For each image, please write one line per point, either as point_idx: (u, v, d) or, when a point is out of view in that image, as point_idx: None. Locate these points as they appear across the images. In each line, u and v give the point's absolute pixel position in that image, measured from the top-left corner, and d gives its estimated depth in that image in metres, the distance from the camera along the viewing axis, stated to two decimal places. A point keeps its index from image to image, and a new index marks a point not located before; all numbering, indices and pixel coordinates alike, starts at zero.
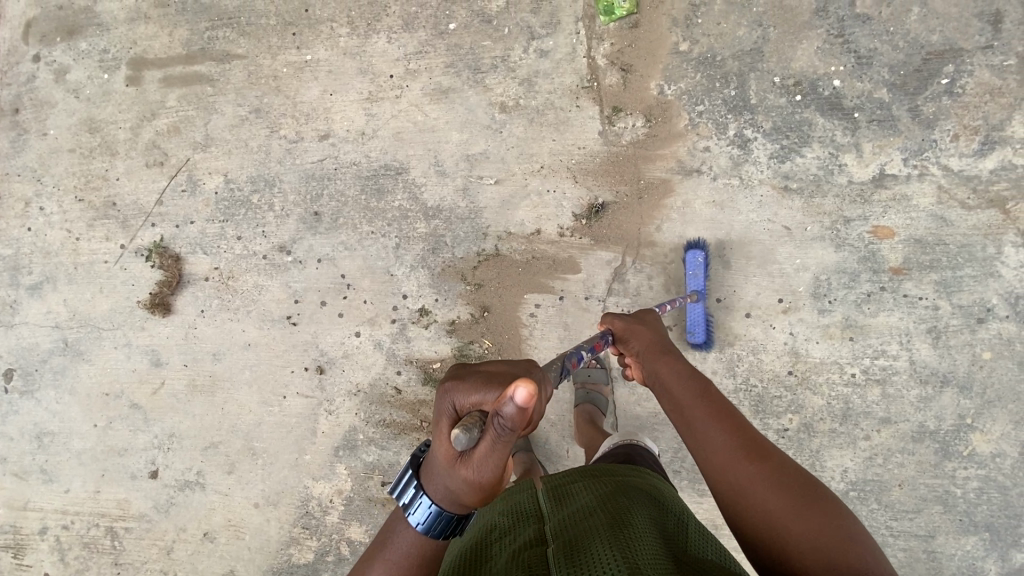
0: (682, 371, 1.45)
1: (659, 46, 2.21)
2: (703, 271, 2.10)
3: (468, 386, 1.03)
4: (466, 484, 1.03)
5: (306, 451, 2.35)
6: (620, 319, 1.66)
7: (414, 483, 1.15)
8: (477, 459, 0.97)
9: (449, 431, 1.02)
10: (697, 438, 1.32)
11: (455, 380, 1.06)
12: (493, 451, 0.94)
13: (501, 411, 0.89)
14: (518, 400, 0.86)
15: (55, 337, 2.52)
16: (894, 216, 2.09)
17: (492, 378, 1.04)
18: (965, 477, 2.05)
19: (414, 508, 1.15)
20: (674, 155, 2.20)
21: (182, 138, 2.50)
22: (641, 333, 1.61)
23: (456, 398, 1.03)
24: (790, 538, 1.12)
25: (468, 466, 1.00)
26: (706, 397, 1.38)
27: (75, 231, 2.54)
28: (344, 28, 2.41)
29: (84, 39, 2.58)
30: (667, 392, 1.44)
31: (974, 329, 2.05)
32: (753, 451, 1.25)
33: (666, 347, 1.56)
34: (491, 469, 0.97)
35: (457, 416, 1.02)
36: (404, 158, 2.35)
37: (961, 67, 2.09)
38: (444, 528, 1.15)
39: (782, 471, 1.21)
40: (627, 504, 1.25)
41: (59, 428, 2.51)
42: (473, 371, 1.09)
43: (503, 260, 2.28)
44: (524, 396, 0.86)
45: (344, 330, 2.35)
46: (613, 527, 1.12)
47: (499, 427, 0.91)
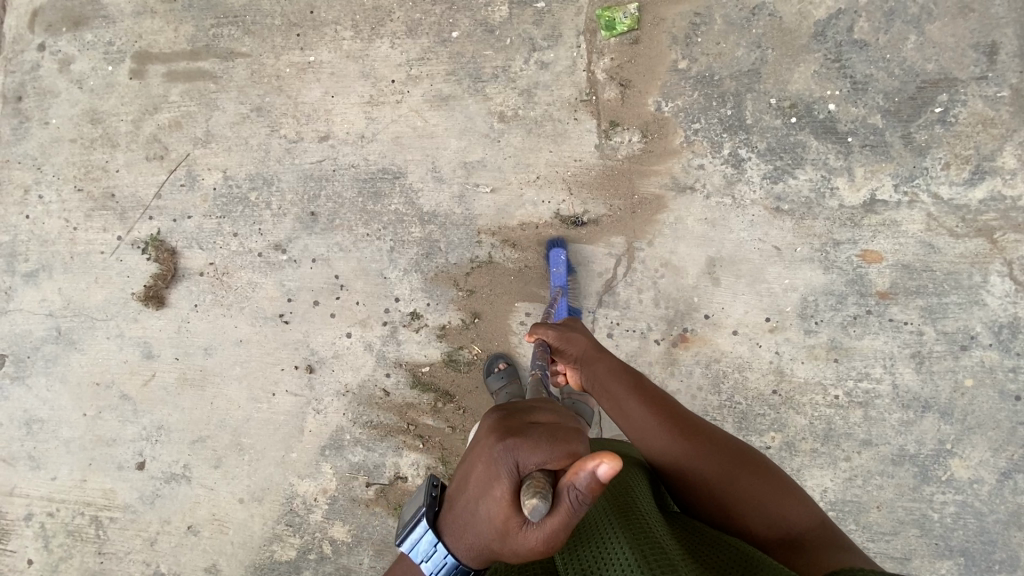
0: (615, 367, 1.49)
1: (658, 63, 2.25)
2: (565, 267, 2.17)
3: (531, 441, 0.89)
4: (526, 552, 0.88)
5: (292, 450, 2.37)
6: (554, 329, 1.64)
7: (433, 538, 1.08)
8: (549, 530, 0.83)
9: (507, 494, 0.88)
10: (638, 431, 1.37)
11: (512, 435, 0.91)
12: (568, 523, 0.82)
13: (574, 483, 0.78)
14: (599, 474, 0.77)
15: (49, 325, 2.54)
16: (883, 241, 2.12)
17: (556, 432, 0.90)
18: (943, 502, 2.07)
19: (432, 562, 1.08)
20: (668, 170, 2.22)
21: (183, 133, 2.52)
22: (578, 340, 1.61)
23: (515, 455, 0.88)
24: (735, 505, 1.24)
25: (532, 538, 0.86)
26: (639, 389, 1.42)
27: (73, 221, 2.56)
28: (348, 32, 2.43)
29: (90, 30, 2.60)
30: (605, 391, 1.47)
31: (957, 356, 2.08)
32: (692, 433, 1.34)
33: (602, 350, 1.58)
34: (564, 536, 0.85)
35: (516, 477, 0.87)
36: (402, 162, 2.37)
37: (955, 96, 2.12)
38: None
39: (717, 445, 1.32)
40: (618, 468, 1.35)
41: (49, 416, 2.52)
42: (527, 423, 0.95)
43: (494, 269, 2.30)
44: (608, 468, 0.77)
45: (335, 330, 2.37)
46: (608, 491, 1.23)
47: (574, 500, 0.80)
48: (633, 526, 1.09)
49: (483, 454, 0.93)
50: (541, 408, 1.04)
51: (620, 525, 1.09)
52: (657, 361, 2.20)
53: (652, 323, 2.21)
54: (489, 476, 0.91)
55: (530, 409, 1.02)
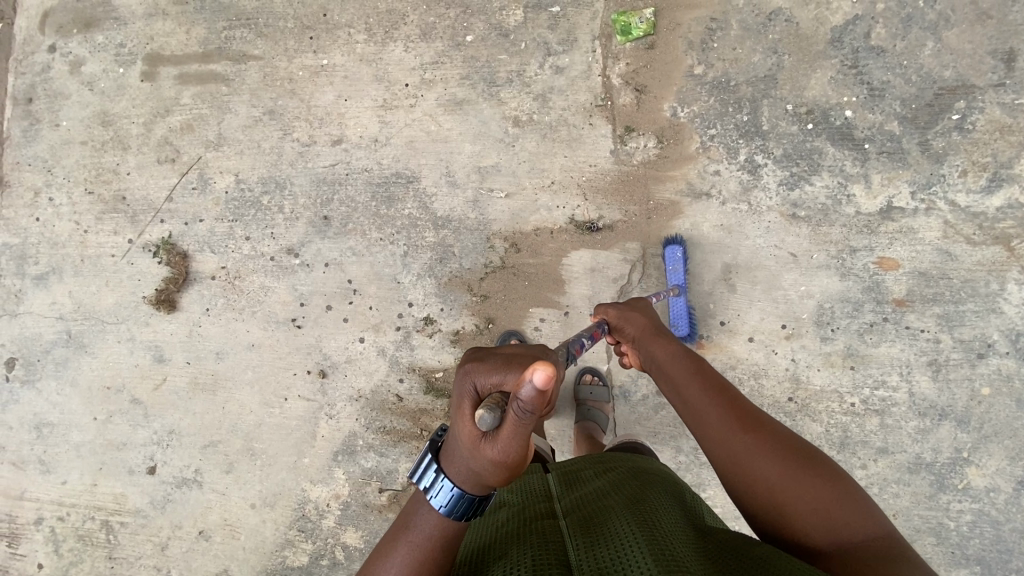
0: (676, 351, 1.49)
1: (674, 68, 2.24)
2: (682, 266, 2.14)
3: (489, 365, 0.99)
4: (492, 469, 0.96)
5: (305, 455, 2.36)
6: (614, 307, 1.68)
7: (435, 465, 1.11)
8: (502, 442, 0.89)
9: (470, 413, 0.97)
10: (694, 416, 1.36)
11: (475, 362, 1.02)
12: (517, 434, 0.87)
13: (518, 394, 0.82)
14: (536, 382, 0.79)
15: (60, 328, 2.53)
16: (900, 248, 2.11)
17: (514, 358, 0.99)
18: (959, 511, 2.07)
19: (434, 489, 1.11)
20: (684, 176, 2.21)
21: (195, 136, 2.51)
22: (636, 318, 1.63)
23: (475, 378, 0.98)
24: (789, 505, 1.16)
25: (491, 450, 0.93)
26: (699, 374, 1.41)
27: (84, 223, 2.55)
28: (362, 35, 2.42)
29: (101, 32, 2.59)
30: (662, 373, 1.47)
31: (973, 364, 2.07)
32: (752, 425, 1.28)
33: (660, 330, 1.58)
34: (519, 449, 0.90)
35: (477, 398, 0.97)
36: (415, 167, 2.36)
37: (972, 103, 2.11)
38: (467, 509, 1.11)
39: (779, 442, 1.25)
40: (641, 485, 1.31)
41: (59, 419, 2.51)
42: (495, 353, 1.05)
43: (508, 276, 2.29)
44: (543, 376, 0.79)
45: (348, 335, 2.36)
46: (631, 505, 1.19)
47: (520, 410, 0.84)
48: (658, 541, 1.03)
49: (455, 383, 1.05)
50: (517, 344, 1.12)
51: (643, 538, 1.03)
52: None
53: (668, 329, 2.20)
54: (458, 401, 1.02)
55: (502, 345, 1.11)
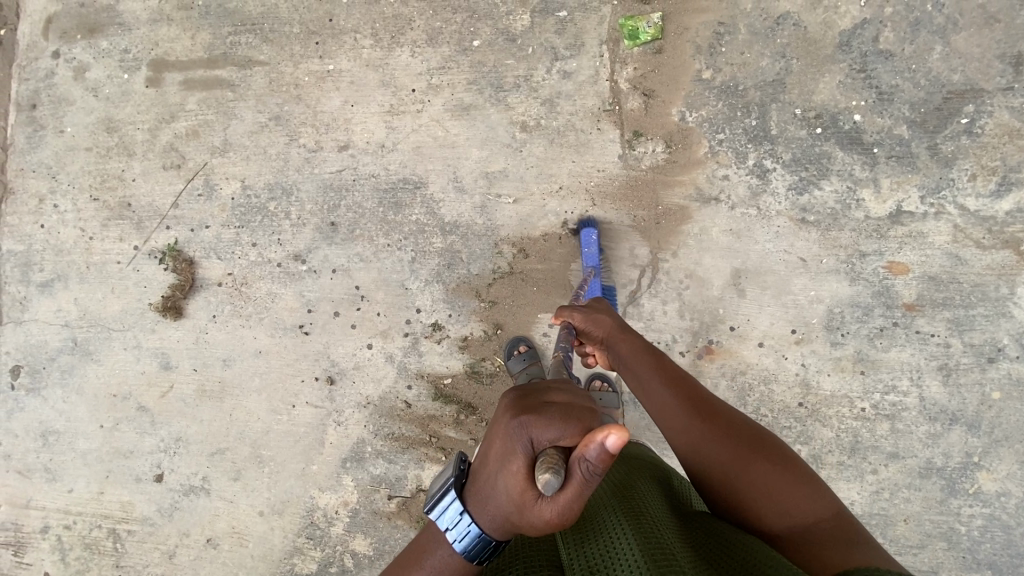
0: (639, 346, 1.44)
1: (682, 72, 2.23)
2: (596, 248, 2.16)
3: (535, 414, 0.89)
4: (542, 527, 0.87)
5: (313, 462, 2.35)
6: (578, 310, 1.56)
7: (458, 507, 1.03)
8: (562, 504, 0.81)
9: (519, 469, 0.87)
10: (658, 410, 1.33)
11: (526, 410, 0.89)
12: (580, 496, 0.81)
13: (586, 454, 0.77)
14: (609, 445, 0.76)
15: (65, 336, 2.52)
16: (910, 253, 2.11)
17: (570, 408, 0.88)
18: (970, 515, 2.06)
19: (456, 531, 1.04)
20: (693, 181, 2.21)
21: (200, 141, 2.50)
22: (600, 318, 1.54)
23: (529, 430, 0.86)
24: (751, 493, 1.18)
25: (545, 510, 0.85)
26: (663, 369, 1.38)
27: (89, 230, 2.54)
28: (368, 40, 2.41)
29: (105, 37, 2.57)
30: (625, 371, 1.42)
31: (984, 368, 2.07)
32: (708, 415, 1.29)
33: (625, 328, 1.51)
34: (578, 509, 0.83)
35: (531, 452, 0.85)
36: (423, 172, 2.35)
37: (981, 107, 2.11)
38: (488, 552, 1.06)
39: (739, 432, 1.26)
40: (629, 472, 1.37)
41: (65, 427, 2.50)
42: (544, 397, 0.93)
43: (515, 282, 2.29)
44: (617, 439, 0.75)
45: (356, 341, 2.35)
46: (618, 491, 1.25)
47: (587, 471, 0.78)
48: (642, 528, 1.09)
49: (498, 430, 0.92)
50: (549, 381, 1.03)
51: (627, 525, 1.09)
52: None
53: (677, 334, 2.19)
54: (501, 450, 0.91)
55: (544, 384, 0.99)
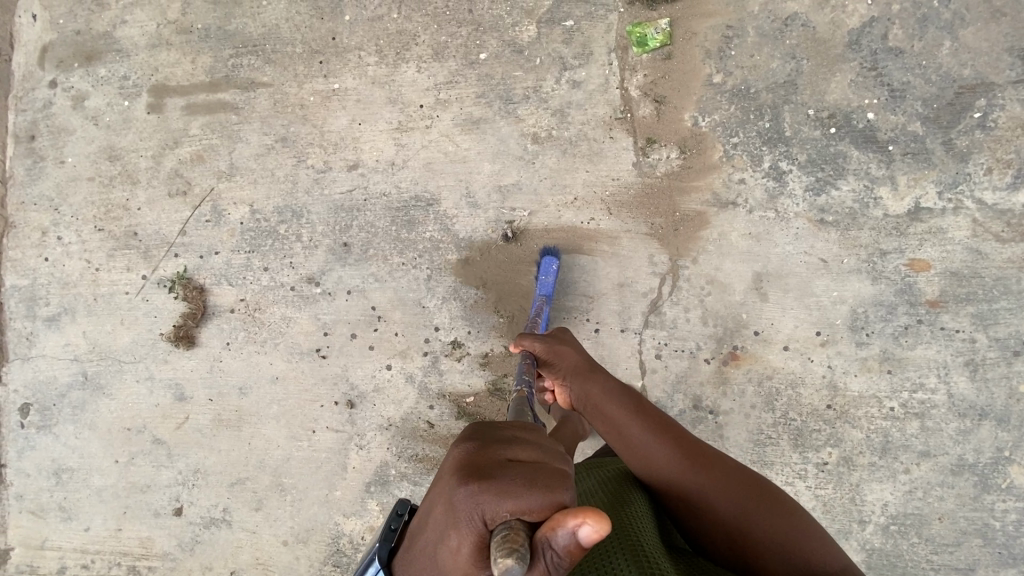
0: (612, 387, 1.42)
1: (693, 77, 2.22)
2: (553, 276, 2.16)
3: (503, 483, 0.69)
4: None
5: (336, 488, 2.31)
6: (540, 341, 1.58)
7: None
8: None
9: (473, 548, 0.69)
10: (640, 456, 1.31)
11: (482, 474, 0.71)
12: None
13: (551, 540, 0.64)
14: (582, 536, 0.63)
15: (75, 370, 2.47)
16: (930, 249, 2.10)
17: (537, 475, 0.71)
18: (1004, 510, 2.05)
19: None
20: (709, 186, 2.19)
21: (206, 166, 2.46)
22: (568, 355, 1.54)
23: (484, 504, 0.68)
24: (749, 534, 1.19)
25: None
26: (639, 411, 1.36)
27: (95, 261, 2.49)
28: (373, 57, 2.39)
29: (103, 64, 2.53)
30: (600, 414, 1.39)
31: (1010, 362, 2.06)
32: (697, 459, 1.29)
33: (595, 367, 1.50)
34: None
35: (483, 530, 0.69)
36: (435, 189, 2.33)
37: (993, 101, 2.10)
38: None
39: (724, 474, 1.27)
40: (625, 485, 1.32)
41: (78, 464, 2.45)
42: (503, 457, 0.75)
43: (532, 298, 2.27)
44: (594, 530, 0.63)
45: (374, 363, 2.31)
46: (615, 507, 1.20)
47: (550, 559, 0.65)
48: (640, 555, 1.04)
49: (443, 494, 0.73)
50: (516, 432, 0.82)
51: (625, 550, 1.05)
52: (707, 381, 2.17)
53: (701, 342, 2.18)
54: (445, 518, 0.73)
55: (503, 435, 0.81)
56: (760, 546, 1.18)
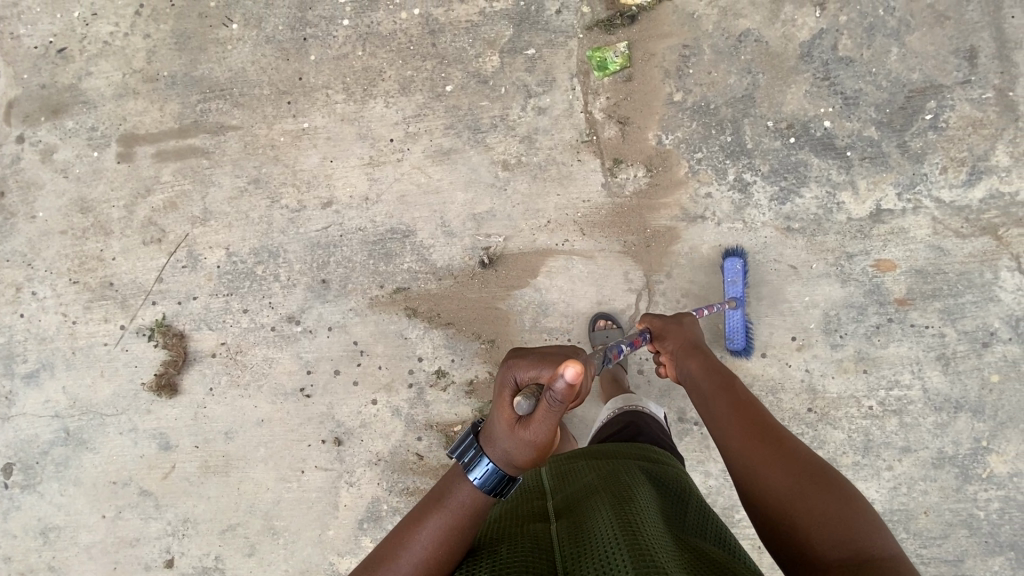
0: (707, 367, 1.58)
1: (654, 97, 2.27)
2: (742, 277, 2.12)
3: (529, 362, 1.16)
4: (523, 449, 1.13)
5: (328, 527, 2.30)
6: (659, 317, 1.84)
7: (474, 445, 1.20)
8: (534, 424, 1.08)
9: (510, 401, 1.15)
10: (716, 424, 1.41)
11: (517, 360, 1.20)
12: (546, 416, 1.06)
13: (551, 385, 1.02)
14: (566, 377, 0.98)
15: (56, 427, 2.44)
16: (894, 249, 2.16)
17: (549, 358, 1.17)
18: (987, 499, 2.09)
19: (475, 465, 1.19)
20: (677, 202, 2.24)
21: (180, 213, 2.46)
22: (675, 331, 1.77)
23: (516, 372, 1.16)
24: (795, 514, 1.13)
25: (524, 433, 1.11)
26: (728, 390, 1.46)
27: (71, 314, 2.47)
28: (340, 95, 2.42)
29: (70, 117, 2.53)
30: (695, 386, 1.57)
31: (980, 353, 2.12)
32: (768, 438, 1.28)
33: (699, 347, 1.69)
34: (546, 432, 1.08)
35: (517, 389, 1.16)
36: (410, 220, 2.35)
37: (943, 102, 2.19)
38: (501, 485, 1.19)
39: (792, 455, 1.23)
40: (630, 482, 1.32)
41: (65, 521, 2.43)
42: (532, 353, 1.23)
43: (513, 322, 2.30)
44: (574, 374, 0.97)
45: (359, 399, 2.31)
46: (617, 504, 1.20)
47: (550, 399, 1.02)
48: (637, 546, 1.03)
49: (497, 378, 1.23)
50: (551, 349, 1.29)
51: (625, 546, 1.04)
52: None
53: None
54: (497, 390, 1.20)
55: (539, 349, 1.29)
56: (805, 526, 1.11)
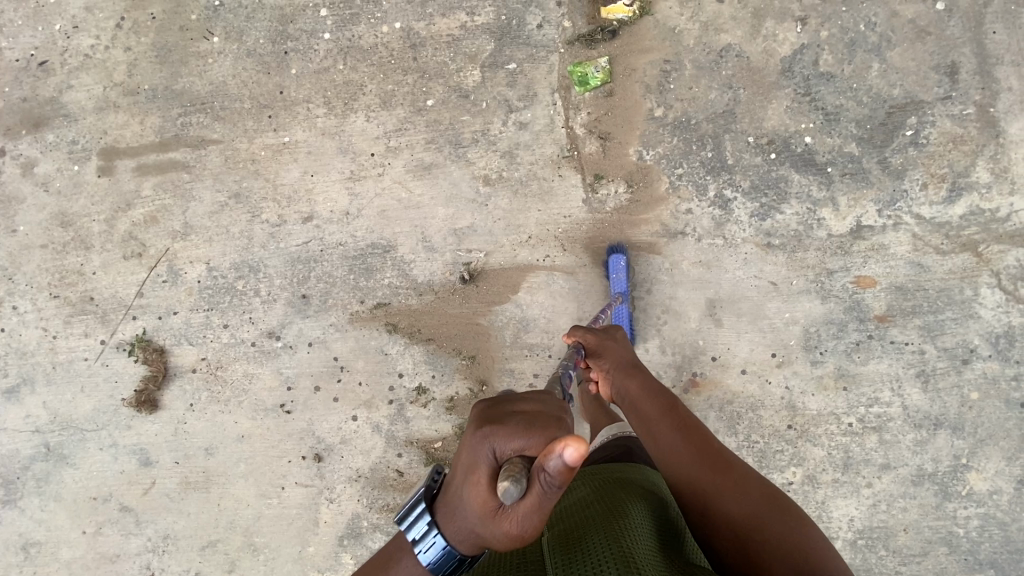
0: (645, 389, 1.54)
1: (635, 112, 2.27)
2: (625, 273, 2.17)
3: (509, 427, 0.83)
4: (504, 540, 0.84)
5: (309, 543, 2.30)
6: (591, 333, 1.67)
7: (428, 518, 0.97)
8: (521, 516, 0.78)
9: (485, 481, 0.82)
10: (662, 451, 1.42)
11: (492, 422, 0.86)
12: (540, 507, 0.76)
13: (545, 466, 0.72)
14: (568, 458, 0.70)
15: (37, 442, 2.43)
16: (874, 266, 2.16)
17: (535, 419, 0.84)
18: (966, 516, 2.09)
19: (423, 543, 0.98)
20: (658, 218, 2.24)
21: (160, 227, 2.45)
22: (613, 348, 1.66)
23: (493, 442, 0.82)
24: (754, 537, 1.22)
25: (508, 523, 0.81)
26: (670, 413, 1.47)
27: (51, 329, 2.46)
28: (321, 109, 2.41)
29: (50, 130, 2.51)
30: (635, 409, 1.52)
31: (960, 370, 2.12)
32: (720, 466, 1.36)
33: (637, 366, 1.61)
34: (537, 523, 0.79)
35: (494, 464, 0.81)
36: (391, 235, 2.34)
37: (923, 118, 2.18)
38: (455, 567, 0.99)
39: (742, 481, 1.33)
40: (625, 497, 1.29)
41: (46, 537, 2.42)
42: (512, 409, 0.88)
43: (493, 338, 2.29)
44: (576, 452, 0.70)
45: (340, 415, 2.31)
46: (611, 520, 1.17)
47: (546, 484, 0.73)
48: (631, 564, 1.02)
49: (462, 444, 0.89)
50: (527, 395, 0.96)
51: (617, 564, 1.02)
52: None
53: (661, 370, 2.21)
54: (465, 461, 0.87)
55: (512, 396, 0.95)
56: (763, 547, 1.20)
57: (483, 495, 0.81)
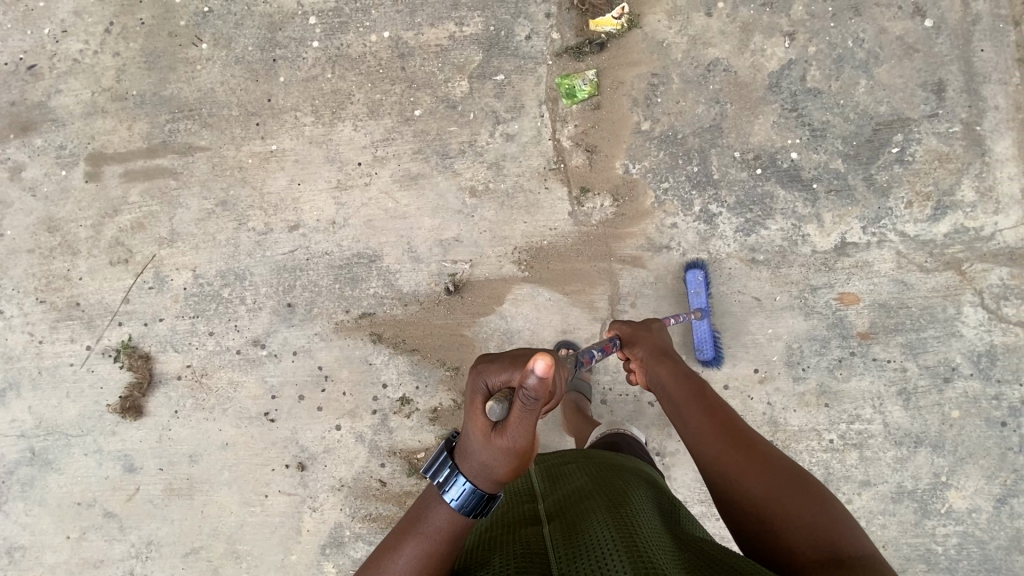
0: (675, 372, 1.58)
1: (622, 126, 2.27)
2: (704, 288, 2.14)
3: (498, 365, 1.08)
4: (501, 458, 1.03)
5: (291, 552, 2.31)
6: (627, 324, 1.83)
7: (449, 464, 1.11)
8: (511, 431, 0.98)
9: (481, 407, 1.05)
10: (689, 431, 1.43)
11: (485, 363, 1.11)
12: (523, 419, 0.96)
13: (524, 382, 0.91)
14: (539, 369, 0.88)
15: (22, 447, 2.44)
16: (858, 283, 2.16)
17: (519, 358, 1.09)
18: (945, 534, 2.10)
19: (450, 486, 1.11)
20: (643, 232, 2.24)
21: (147, 234, 2.45)
22: (646, 338, 1.74)
23: (486, 377, 1.07)
24: (772, 514, 1.18)
25: (501, 440, 1.01)
26: (697, 395, 1.49)
27: (37, 334, 2.46)
28: (309, 117, 2.41)
29: (39, 135, 2.51)
30: (664, 391, 1.56)
31: (941, 389, 2.12)
32: (743, 445, 1.32)
33: (668, 353, 1.68)
34: (525, 436, 0.98)
35: (488, 393, 1.06)
36: (377, 245, 2.35)
37: (909, 136, 2.18)
38: (477, 510, 1.11)
39: (765, 460, 1.27)
40: (624, 488, 1.29)
41: (30, 541, 2.42)
42: (500, 355, 1.15)
43: (478, 350, 2.29)
44: (544, 364, 0.88)
45: (324, 424, 2.31)
46: (614, 509, 1.17)
47: (525, 397, 0.93)
48: (637, 554, 1.02)
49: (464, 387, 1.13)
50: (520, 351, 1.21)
51: (623, 554, 1.01)
52: (653, 423, 2.26)
53: None
54: (467, 398, 1.10)
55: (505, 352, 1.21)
56: (780, 524, 1.15)
57: (479, 417, 1.03)
